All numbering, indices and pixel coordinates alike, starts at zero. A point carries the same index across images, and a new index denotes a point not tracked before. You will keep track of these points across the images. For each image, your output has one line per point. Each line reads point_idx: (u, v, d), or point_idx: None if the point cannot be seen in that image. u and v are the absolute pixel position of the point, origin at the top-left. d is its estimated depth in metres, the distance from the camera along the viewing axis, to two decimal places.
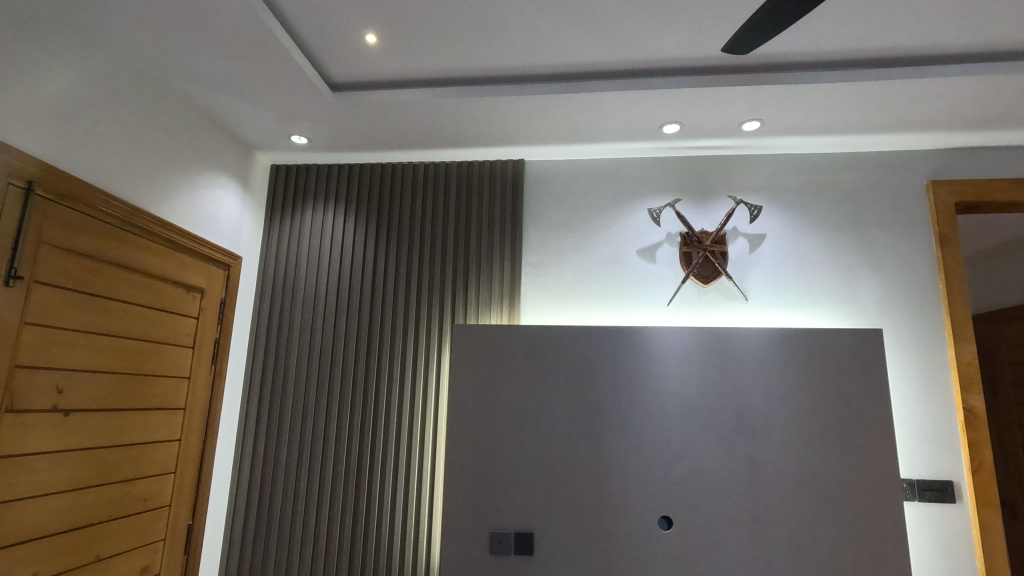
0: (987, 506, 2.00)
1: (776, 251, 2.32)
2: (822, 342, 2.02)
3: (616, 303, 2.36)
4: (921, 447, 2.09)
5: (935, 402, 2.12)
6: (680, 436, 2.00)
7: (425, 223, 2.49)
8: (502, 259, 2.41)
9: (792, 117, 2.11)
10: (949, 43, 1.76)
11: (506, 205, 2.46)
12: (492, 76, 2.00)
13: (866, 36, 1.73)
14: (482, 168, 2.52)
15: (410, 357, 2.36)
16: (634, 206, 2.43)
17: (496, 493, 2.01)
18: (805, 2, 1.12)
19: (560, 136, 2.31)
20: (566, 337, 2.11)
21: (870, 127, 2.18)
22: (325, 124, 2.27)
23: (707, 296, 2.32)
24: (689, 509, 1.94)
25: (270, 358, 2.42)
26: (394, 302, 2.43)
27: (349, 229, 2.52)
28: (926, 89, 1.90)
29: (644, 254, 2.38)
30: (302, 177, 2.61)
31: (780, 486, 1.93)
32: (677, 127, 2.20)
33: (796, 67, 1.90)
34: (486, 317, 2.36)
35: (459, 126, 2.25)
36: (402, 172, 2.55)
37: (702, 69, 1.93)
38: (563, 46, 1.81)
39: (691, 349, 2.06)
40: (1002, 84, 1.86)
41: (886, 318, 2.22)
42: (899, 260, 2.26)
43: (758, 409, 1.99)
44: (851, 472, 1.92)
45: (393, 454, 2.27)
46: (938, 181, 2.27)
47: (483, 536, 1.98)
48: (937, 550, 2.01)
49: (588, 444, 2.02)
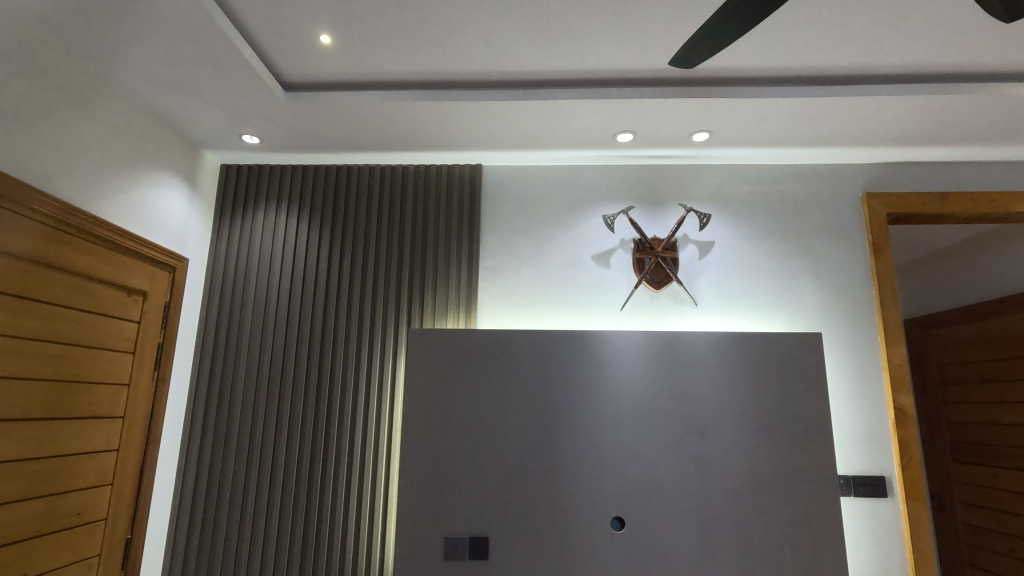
0: (916, 500, 2.12)
1: (724, 258, 2.41)
2: (765, 346, 2.11)
3: (571, 307, 2.39)
4: (856, 444, 2.21)
5: (870, 402, 2.24)
6: (632, 438, 2.04)
7: (381, 227, 2.46)
8: (459, 265, 2.41)
9: (739, 129, 2.20)
10: (879, 65, 1.88)
11: (464, 210, 2.46)
12: (449, 81, 2.01)
13: (804, 55, 1.83)
14: (439, 173, 2.51)
15: (365, 361, 2.33)
16: (590, 212, 2.48)
17: (450, 497, 2.01)
18: (741, 17, 1.17)
19: (516, 142, 2.34)
20: (522, 342, 2.12)
21: (810, 141, 2.30)
22: (278, 124, 2.21)
23: (659, 301, 2.39)
24: (641, 509, 1.98)
25: (218, 364, 2.35)
26: (349, 306, 2.40)
27: (303, 231, 2.47)
28: (862, 105, 2.01)
29: (598, 259, 2.43)
30: (253, 177, 2.54)
31: (728, 486, 2.00)
32: (631, 136, 2.26)
33: (741, 82, 1.99)
34: (442, 322, 2.35)
35: (416, 129, 2.24)
36: (359, 175, 2.53)
37: (654, 81, 1.99)
38: (519, 53, 1.84)
39: (642, 352, 2.11)
40: (929, 104, 1.99)
41: (825, 322, 2.33)
42: (838, 268, 2.38)
43: (707, 410, 2.06)
44: (793, 469, 2.01)
45: (347, 458, 2.24)
46: (872, 194, 2.41)
47: (438, 541, 1.97)
48: (872, 543, 2.12)
49: (543, 447, 2.04)
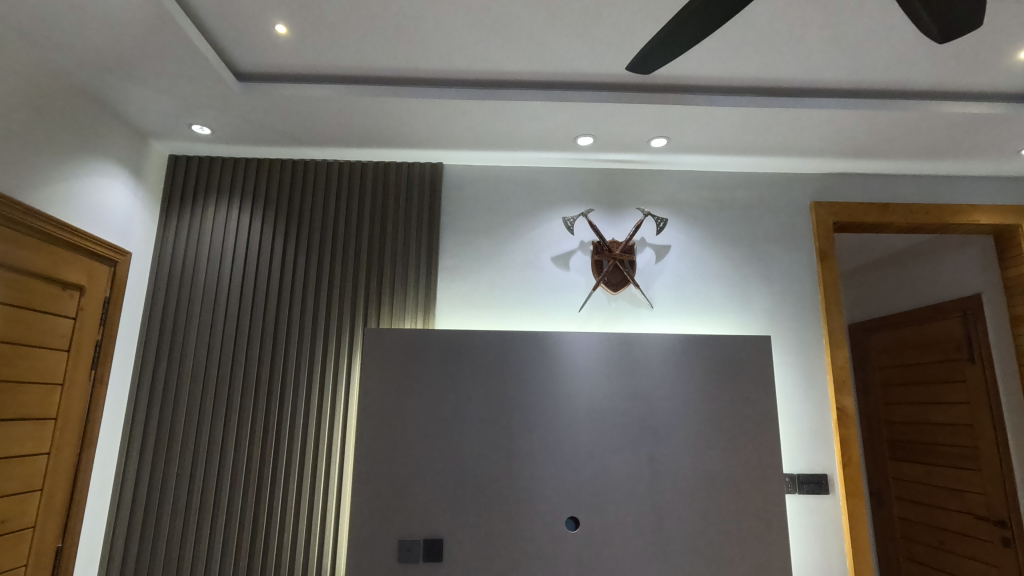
0: (855, 497, 2.22)
1: (679, 262, 2.46)
2: (716, 348, 2.17)
3: (529, 308, 2.40)
4: (801, 444, 2.29)
5: (814, 403, 2.33)
6: (588, 437, 2.06)
7: (338, 224, 2.41)
8: (418, 264, 2.39)
9: (694, 136, 2.25)
10: (826, 80, 1.96)
11: (424, 208, 2.44)
12: (408, 78, 1.99)
13: (756, 67, 1.88)
14: (399, 170, 2.48)
15: (319, 362, 2.27)
16: (550, 214, 2.49)
17: (404, 500, 1.98)
18: (701, 24, 1.19)
19: (477, 142, 2.33)
20: (481, 342, 2.12)
21: (761, 150, 2.38)
22: (230, 115, 2.14)
23: (616, 304, 2.42)
24: (595, 508, 2.01)
25: (162, 363, 2.25)
26: (303, 304, 2.34)
27: (256, 227, 2.40)
28: (810, 117, 2.09)
29: (557, 261, 2.45)
30: (204, 170, 2.45)
31: (680, 485, 2.04)
32: (590, 140, 2.29)
33: (696, 90, 2.03)
34: (399, 322, 2.32)
35: (376, 125, 2.20)
36: (316, 170, 2.47)
37: (614, 85, 2.01)
38: (479, 53, 1.83)
39: (598, 353, 2.14)
40: (872, 118, 2.09)
41: (774, 325, 2.41)
42: (787, 273, 2.46)
43: (660, 411, 2.10)
44: (742, 468, 2.07)
45: (298, 459, 2.18)
46: (820, 202, 2.51)
47: (391, 544, 1.95)
48: (814, 539, 2.20)
49: (499, 447, 2.04)
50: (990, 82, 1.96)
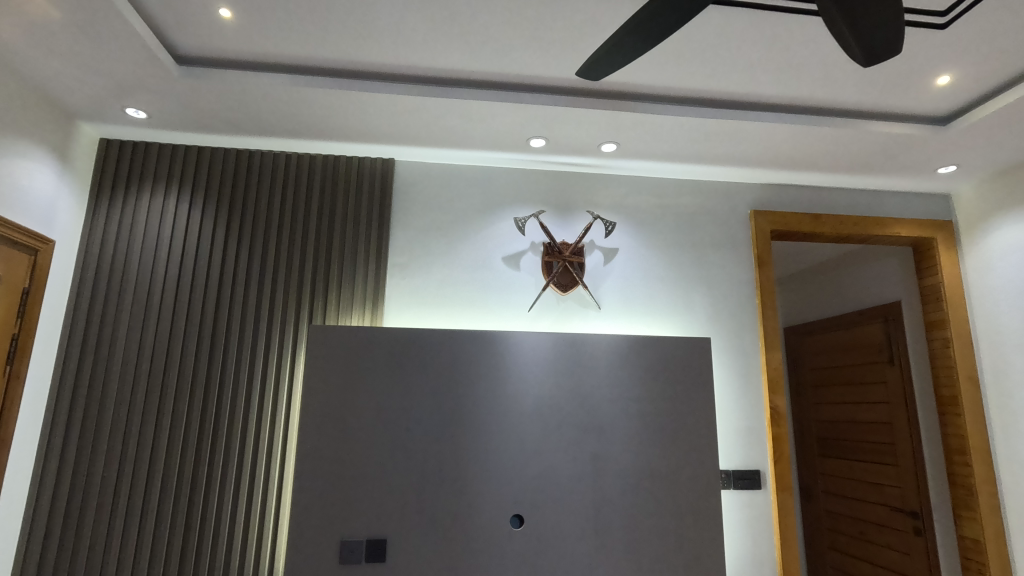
0: (785, 492, 2.34)
1: (627, 265, 2.53)
2: (659, 349, 2.24)
3: (480, 307, 2.41)
4: (736, 441, 2.40)
5: (749, 402, 2.45)
6: (534, 436, 2.09)
7: (284, 217, 2.35)
8: (367, 260, 2.35)
9: (643, 143, 2.32)
10: (765, 95, 2.06)
11: (375, 204, 2.40)
12: (359, 71, 1.96)
13: (701, 79, 1.96)
14: (350, 164, 2.44)
15: (261, 360, 2.20)
16: (502, 214, 2.50)
17: (346, 500, 1.95)
18: (649, 33, 1.22)
19: (431, 139, 2.32)
20: (430, 340, 2.11)
21: (706, 159, 2.47)
22: (168, 100, 2.04)
23: (565, 304, 2.46)
24: (539, 506, 2.03)
25: (88, 358, 2.12)
26: (244, 300, 2.26)
27: (196, 217, 2.29)
28: (751, 130, 2.19)
29: (508, 261, 2.46)
30: (139, 156, 2.33)
31: (622, 482, 2.10)
32: (543, 142, 2.32)
33: (645, 98, 2.09)
34: (346, 318, 2.29)
35: (326, 118, 2.15)
36: (261, 161, 2.39)
37: (566, 90, 2.05)
38: (432, 49, 1.82)
39: (546, 353, 2.17)
40: (807, 133, 2.21)
41: (713, 327, 2.51)
42: (727, 278, 2.57)
43: (605, 409, 2.15)
44: (680, 465, 2.14)
45: (236, 458, 2.11)
46: (759, 211, 2.63)
47: (333, 545, 1.91)
48: (746, 532, 2.31)
49: (445, 446, 2.03)
50: (911, 105, 2.11)
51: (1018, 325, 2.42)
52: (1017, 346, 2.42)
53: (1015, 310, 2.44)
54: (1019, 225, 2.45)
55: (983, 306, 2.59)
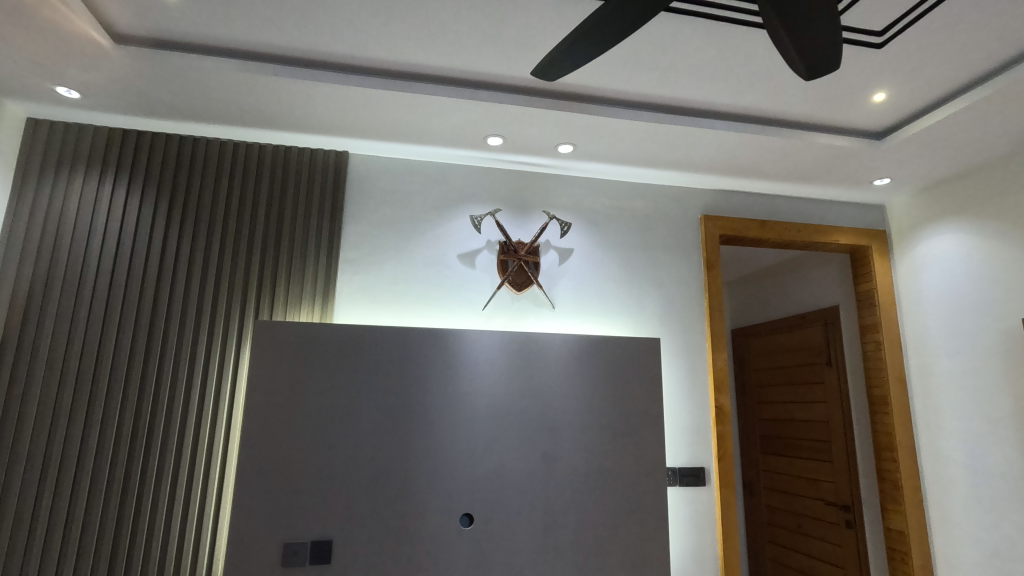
0: (727, 488, 2.41)
1: (581, 265, 2.55)
2: (610, 349, 2.27)
3: (433, 305, 2.38)
4: (682, 440, 2.46)
5: (696, 401, 2.52)
6: (485, 435, 2.08)
7: (230, 207, 2.26)
8: (317, 255, 2.29)
9: (599, 146, 2.35)
10: (716, 103, 2.13)
11: (327, 198, 2.35)
12: (312, 60, 1.90)
13: (655, 85, 2.00)
14: (301, 155, 2.37)
15: (202, 356, 2.11)
16: (458, 212, 2.49)
17: (290, 501, 1.90)
18: (602, 37, 1.24)
19: (386, 133, 2.28)
20: (380, 338, 2.07)
21: (659, 164, 2.52)
22: (105, 80, 1.94)
23: (519, 303, 2.47)
24: (489, 505, 2.03)
25: (10, 351, 1.98)
26: (185, 292, 2.16)
27: (134, 204, 2.18)
28: (702, 137, 2.25)
29: (463, 259, 2.45)
30: (72, 138, 2.19)
31: (571, 481, 2.12)
32: (500, 140, 2.31)
33: (601, 101, 2.12)
34: (294, 314, 2.23)
35: (276, 106, 2.08)
36: (206, 148, 2.29)
37: (523, 89, 2.05)
38: (387, 41, 1.79)
39: (498, 352, 2.17)
40: (754, 142, 2.29)
41: (663, 328, 2.57)
42: (677, 280, 2.64)
43: (556, 408, 2.17)
44: (628, 463, 2.18)
45: (173, 457, 2.02)
46: (708, 216, 2.71)
47: (276, 548, 1.86)
48: (690, 527, 2.37)
49: (395, 445, 2.00)
50: (850, 119, 2.22)
51: (943, 329, 2.58)
52: (942, 349, 2.58)
53: (941, 315, 2.60)
54: (946, 236, 2.61)
55: (912, 311, 2.75)
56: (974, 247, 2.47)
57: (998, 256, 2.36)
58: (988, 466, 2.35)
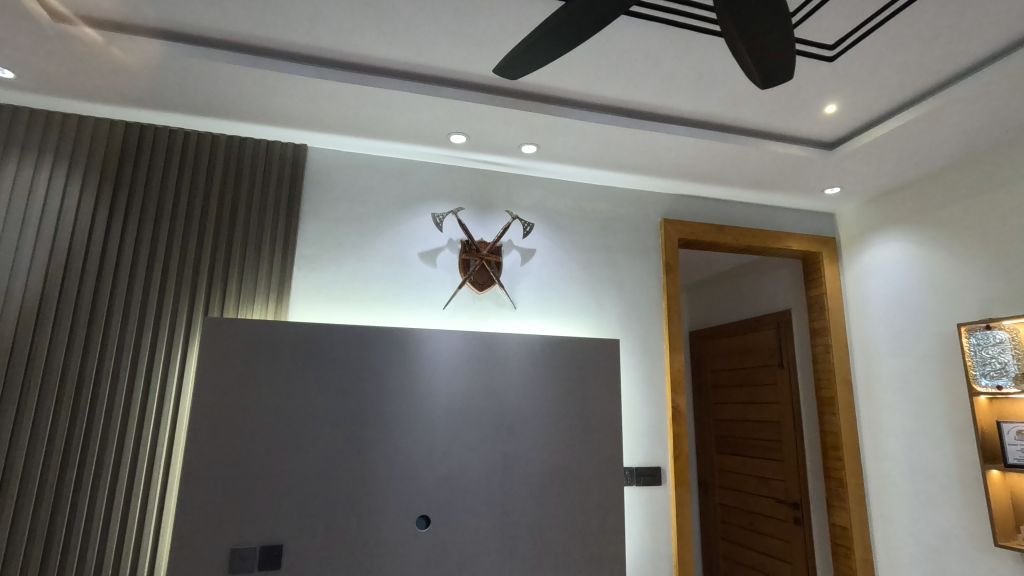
0: (682, 487, 2.46)
1: (542, 266, 2.56)
2: (570, 350, 2.28)
3: (393, 304, 2.34)
4: (640, 439, 2.50)
5: (653, 402, 2.56)
6: (444, 436, 2.06)
7: (179, 198, 2.16)
8: (272, 250, 2.22)
9: (562, 147, 2.36)
10: (676, 109, 2.16)
11: (284, 192, 2.28)
12: (268, 48, 1.84)
13: (617, 88, 2.02)
14: (257, 147, 2.29)
15: (146, 354, 2.01)
16: (420, 209, 2.45)
17: (237, 504, 1.83)
18: (565, 38, 1.24)
19: (346, 128, 2.23)
20: (337, 337, 2.02)
21: (621, 167, 2.55)
22: (42, 60, 1.83)
23: (480, 303, 2.45)
24: (446, 506, 2.01)
25: None
26: (129, 285, 2.06)
27: (73, 193, 2.06)
28: (662, 141, 2.29)
29: (424, 257, 2.42)
30: (5, 120, 2.05)
31: (529, 480, 2.12)
32: (463, 138, 2.29)
33: (564, 103, 2.13)
34: (246, 311, 2.15)
35: (230, 95, 2.01)
36: (153, 136, 2.18)
37: (487, 87, 2.04)
38: (347, 32, 1.75)
39: (459, 352, 2.14)
40: (713, 149, 2.34)
41: (623, 330, 2.60)
42: (637, 282, 2.67)
43: (515, 408, 2.16)
44: (586, 463, 2.20)
45: (112, 459, 1.92)
46: (668, 220, 2.75)
47: (222, 554, 1.79)
48: (646, 526, 2.41)
49: (351, 447, 1.96)
50: (803, 129, 2.29)
51: (886, 333, 2.70)
52: (884, 352, 2.70)
53: (884, 320, 2.72)
54: (890, 244, 2.73)
55: (859, 315, 2.86)
56: (916, 256, 2.59)
57: (937, 264, 2.48)
58: (924, 464, 2.47)
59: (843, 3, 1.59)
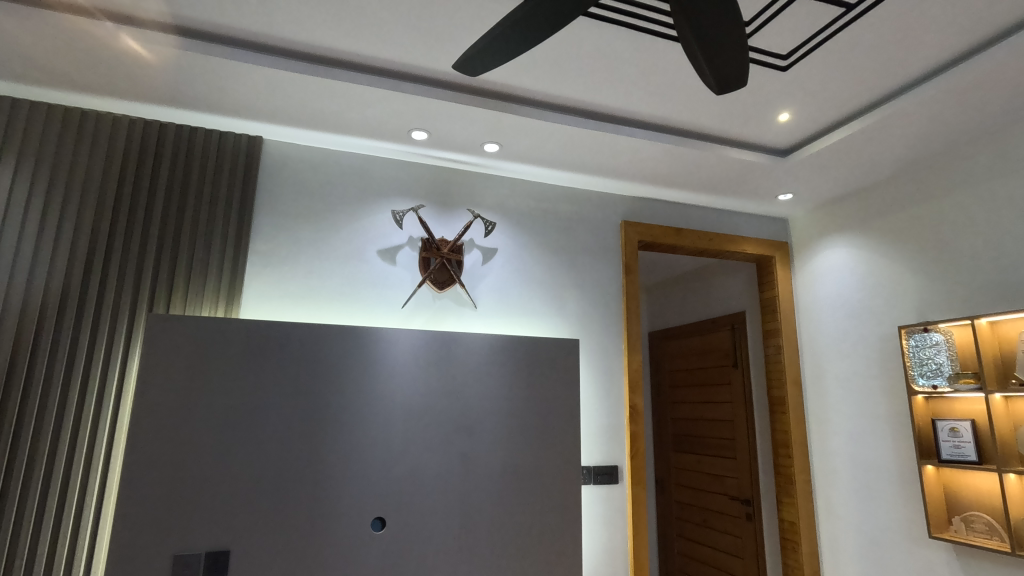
0: (639, 485, 2.49)
1: (504, 265, 2.55)
2: (530, 349, 2.28)
3: (350, 303, 2.29)
4: (598, 438, 2.52)
5: (611, 401, 2.58)
6: (401, 436, 2.03)
7: (122, 189, 2.06)
8: (223, 245, 2.14)
9: (524, 147, 2.35)
10: (637, 112, 2.19)
11: (236, 185, 2.20)
12: (221, 35, 1.78)
13: (579, 89, 2.03)
14: (209, 138, 2.20)
15: (84, 353, 1.91)
16: (379, 206, 2.41)
17: (182, 509, 1.75)
18: (526, 35, 1.23)
19: (303, 120, 2.17)
20: (291, 335, 1.96)
21: (583, 169, 2.57)
22: None
23: (440, 302, 2.43)
24: (402, 507, 1.98)
25: None
26: (65, 280, 1.94)
27: (5, 180, 1.93)
28: (623, 144, 2.32)
29: (383, 254, 2.38)
30: None
31: (487, 480, 2.11)
32: (424, 135, 2.26)
33: (527, 102, 2.13)
34: (194, 308, 2.07)
35: (180, 82, 1.92)
36: (95, 122, 2.07)
37: (449, 84, 2.02)
38: (305, 22, 1.71)
39: (417, 351, 2.11)
40: (672, 152, 2.38)
41: (583, 330, 2.62)
42: (597, 283, 2.70)
43: (474, 408, 2.15)
44: (545, 462, 2.20)
45: (44, 463, 1.81)
46: (628, 221, 2.79)
47: (165, 560, 1.71)
48: (603, 524, 2.43)
49: (304, 449, 1.90)
50: (758, 136, 2.36)
51: (834, 335, 2.80)
52: (832, 354, 2.80)
53: (832, 322, 2.82)
54: (838, 249, 2.84)
55: (809, 317, 2.96)
56: (862, 261, 2.70)
57: (881, 269, 2.60)
58: (866, 460, 2.58)
59: (795, 14, 1.64)
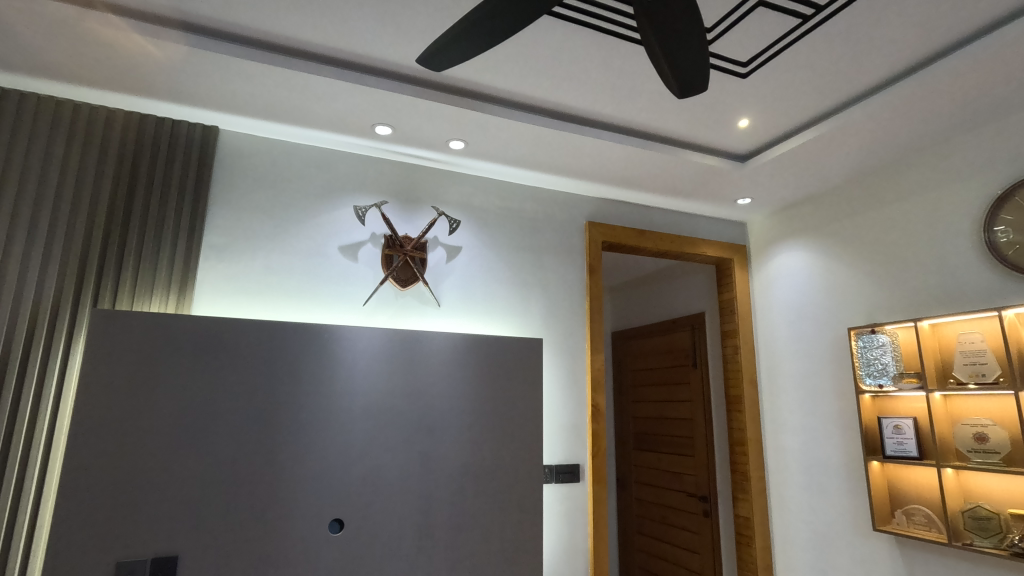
0: (599, 483, 2.51)
1: (468, 263, 2.54)
2: (493, 348, 2.28)
3: (309, 300, 2.24)
4: (560, 437, 2.53)
5: (574, 400, 2.60)
6: (360, 436, 1.99)
7: (65, 178, 1.95)
8: (175, 238, 2.06)
9: (490, 145, 2.35)
10: (601, 113, 2.21)
11: (190, 176, 2.11)
12: (174, 19, 1.70)
13: (544, 89, 2.04)
14: (161, 127, 2.11)
15: (19, 350, 1.80)
16: (341, 201, 2.36)
17: (126, 514, 1.67)
18: (490, 32, 1.22)
19: (262, 111, 2.10)
20: (246, 333, 1.90)
21: (548, 169, 2.58)
22: None
23: (403, 300, 2.39)
24: (360, 508, 1.94)
25: None
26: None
27: None
28: (588, 145, 2.34)
29: (345, 251, 2.33)
30: None
31: (448, 480, 2.09)
32: (388, 130, 2.23)
33: (493, 100, 2.12)
34: (142, 303, 1.97)
35: (129, 66, 1.84)
36: (35, 106, 1.95)
37: (414, 79, 2.00)
38: (264, 9, 1.65)
39: (378, 350, 2.08)
40: (635, 155, 2.42)
41: (546, 329, 2.63)
42: (561, 282, 2.71)
43: (436, 407, 2.12)
44: (506, 461, 2.20)
45: None
46: (593, 222, 2.82)
47: (106, 568, 1.63)
48: (563, 522, 2.44)
49: (258, 449, 1.84)
50: (718, 141, 2.42)
51: (788, 336, 2.90)
52: (786, 354, 2.89)
53: (786, 324, 2.92)
54: (793, 253, 2.94)
55: (765, 319, 3.05)
56: (815, 264, 2.80)
57: (832, 273, 2.70)
58: (816, 457, 2.67)
59: (754, 23, 1.69)
